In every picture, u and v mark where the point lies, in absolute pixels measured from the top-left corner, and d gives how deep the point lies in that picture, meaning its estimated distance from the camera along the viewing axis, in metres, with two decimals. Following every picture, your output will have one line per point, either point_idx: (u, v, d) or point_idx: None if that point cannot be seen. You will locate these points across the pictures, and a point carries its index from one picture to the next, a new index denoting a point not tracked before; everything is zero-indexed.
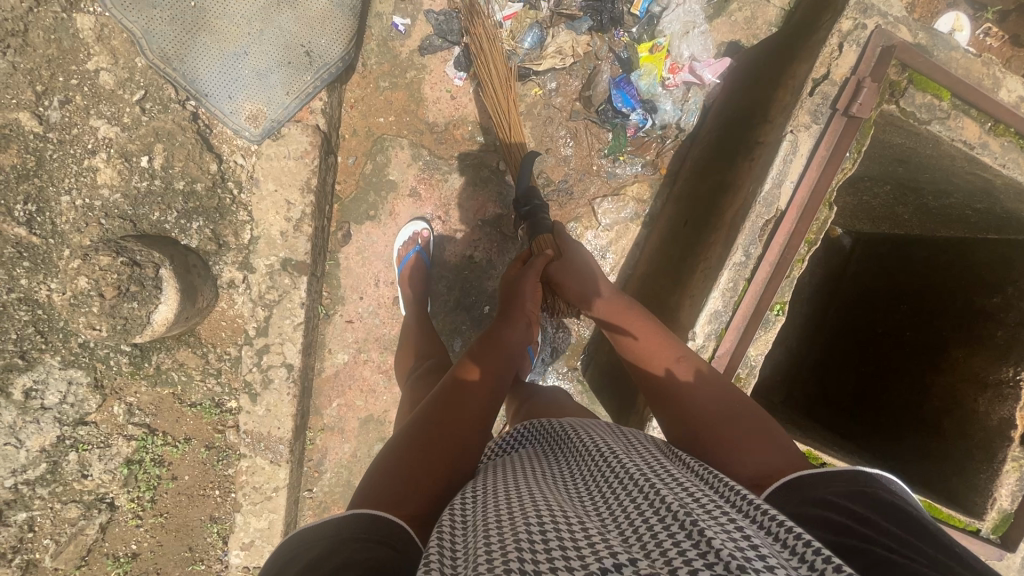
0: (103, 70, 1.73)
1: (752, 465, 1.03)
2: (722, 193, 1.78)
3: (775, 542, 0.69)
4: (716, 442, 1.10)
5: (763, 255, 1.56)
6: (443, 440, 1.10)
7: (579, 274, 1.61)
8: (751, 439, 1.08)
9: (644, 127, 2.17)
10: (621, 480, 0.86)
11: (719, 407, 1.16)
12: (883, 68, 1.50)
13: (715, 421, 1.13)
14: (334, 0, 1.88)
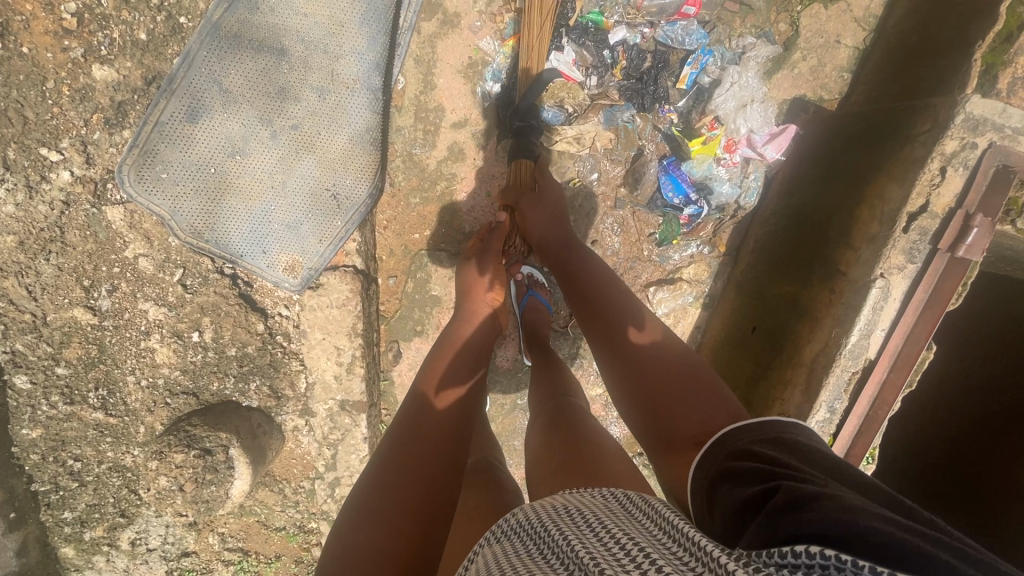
0: (141, 255, 1.71)
1: (694, 417, 1.05)
2: (798, 316, 1.60)
3: (679, 559, 0.63)
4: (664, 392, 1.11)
5: (850, 409, 1.42)
6: (424, 429, 1.12)
7: (549, 208, 1.64)
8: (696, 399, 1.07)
9: (699, 215, 1.97)
10: (558, 549, 0.70)
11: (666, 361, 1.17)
12: (997, 196, 1.26)
13: (657, 369, 1.16)
14: (354, 138, 1.75)
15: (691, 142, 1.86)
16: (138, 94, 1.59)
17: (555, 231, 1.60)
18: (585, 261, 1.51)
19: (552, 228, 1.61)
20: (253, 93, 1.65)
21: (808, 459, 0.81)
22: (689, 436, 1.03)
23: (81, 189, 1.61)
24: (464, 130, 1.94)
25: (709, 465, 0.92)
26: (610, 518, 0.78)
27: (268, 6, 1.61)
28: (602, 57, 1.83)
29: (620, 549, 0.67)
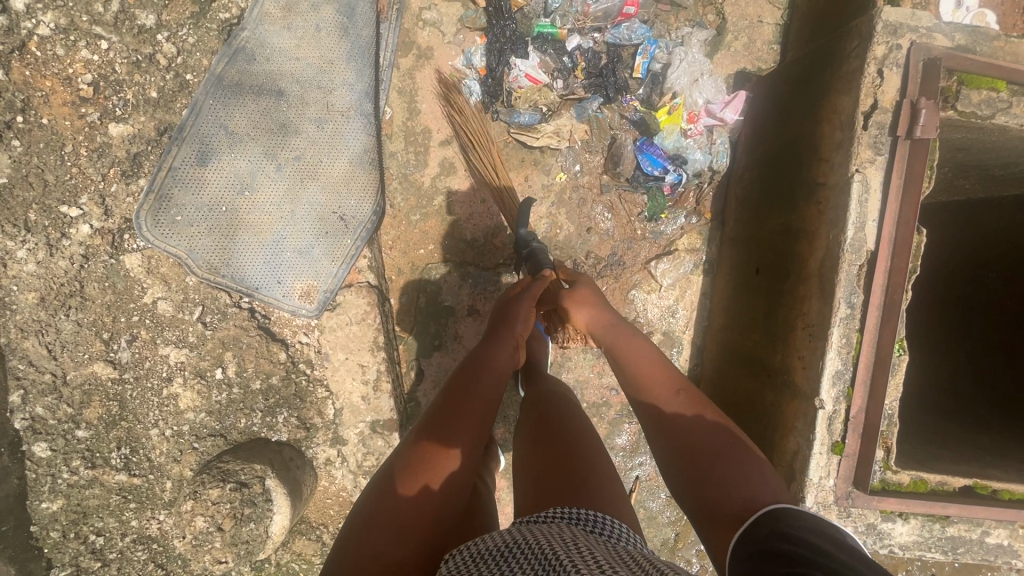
0: (159, 300, 1.74)
1: (737, 493, 1.06)
2: (795, 238, 1.70)
3: None
4: (707, 468, 1.11)
5: (868, 302, 1.49)
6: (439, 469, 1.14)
7: (586, 301, 1.51)
8: (744, 477, 1.07)
9: (680, 182, 2.13)
10: (543, 557, 0.80)
11: (705, 443, 1.15)
12: (933, 81, 1.44)
13: (704, 450, 1.13)
14: (353, 161, 1.89)
15: (659, 116, 2.06)
16: (150, 145, 1.71)
17: (612, 321, 1.47)
18: (636, 342, 1.41)
19: (600, 315, 1.49)
20: (257, 132, 1.80)
21: (827, 538, 0.89)
22: (731, 514, 1.03)
23: (99, 240, 1.67)
24: (451, 146, 2.09)
25: (744, 548, 0.96)
26: (610, 556, 0.84)
27: (264, 56, 1.80)
28: (563, 63, 2.07)
29: (599, 564, 0.78)
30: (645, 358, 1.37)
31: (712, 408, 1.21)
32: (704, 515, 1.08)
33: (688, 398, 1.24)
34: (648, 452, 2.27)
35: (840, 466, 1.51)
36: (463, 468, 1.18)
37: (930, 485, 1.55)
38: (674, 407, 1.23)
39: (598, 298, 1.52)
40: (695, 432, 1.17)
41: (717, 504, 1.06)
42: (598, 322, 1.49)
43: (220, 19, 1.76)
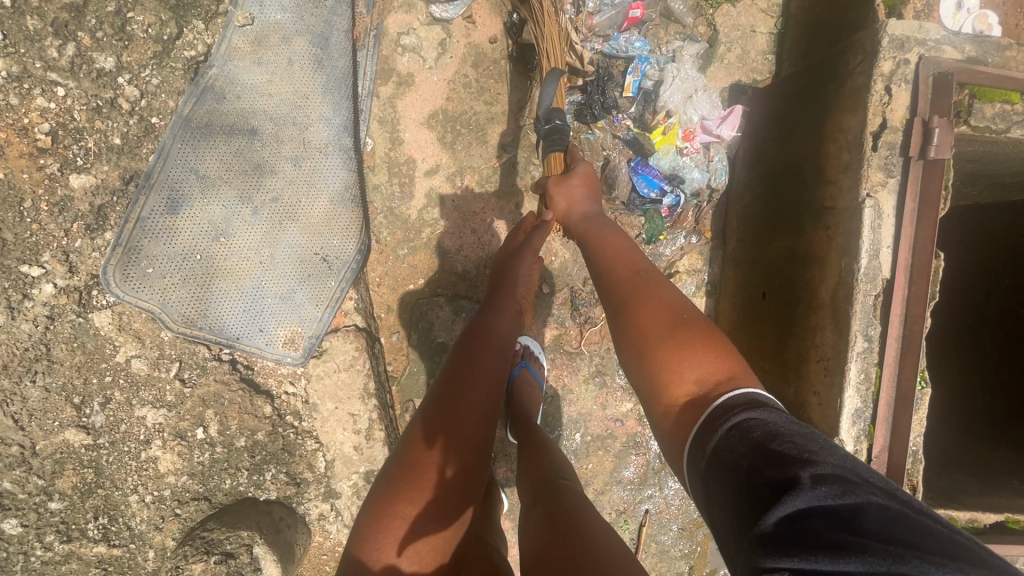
0: (133, 358, 1.64)
1: (695, 368, 0.93)
2: (804, 263, 1.61)
3: None
4: (665, 341, 0.99)
5: (886, 334, 1.40)
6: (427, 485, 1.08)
7: (578, 189, 1.47)
8: (699, 354, 0.94)
9: (678, 204, 2.03)
10: None
11: (671, 313, 1.04)
12: (945, 98, 1.36)
13: (660, 327, 1.02)
14: (333, 199, 1.79)
15: (653, 136, 1.96)
16: (116, 196, 1.61)
17: (586, 211, 1.43)
18: (610, 233, 1.34)
19: (577, 204, 1.46)
20: (229, 175, 1.70)
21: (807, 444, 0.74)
22: (683, 389, 0.91)
23: (65, 299, 1.57)
24: (437, 176, 1.99)
25: (703, 428, 0.83)
26: None
27: (235, 94, 1.71)
28: None
29: None
30: (613, 248, 1.27)
31: (674, 290, 1.09)
32: (657, 388, 0.96)
33: (651, 276, 1.13)
34: (657, 484, 2.18)
35: None
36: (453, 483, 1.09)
37: (959, 522, 1.46)
38: (636, 287, 1.13)
39: (594, 182, 1.50)
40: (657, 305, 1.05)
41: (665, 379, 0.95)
42: (577, 213, 1.46)
43: (186, 57, 1.66)
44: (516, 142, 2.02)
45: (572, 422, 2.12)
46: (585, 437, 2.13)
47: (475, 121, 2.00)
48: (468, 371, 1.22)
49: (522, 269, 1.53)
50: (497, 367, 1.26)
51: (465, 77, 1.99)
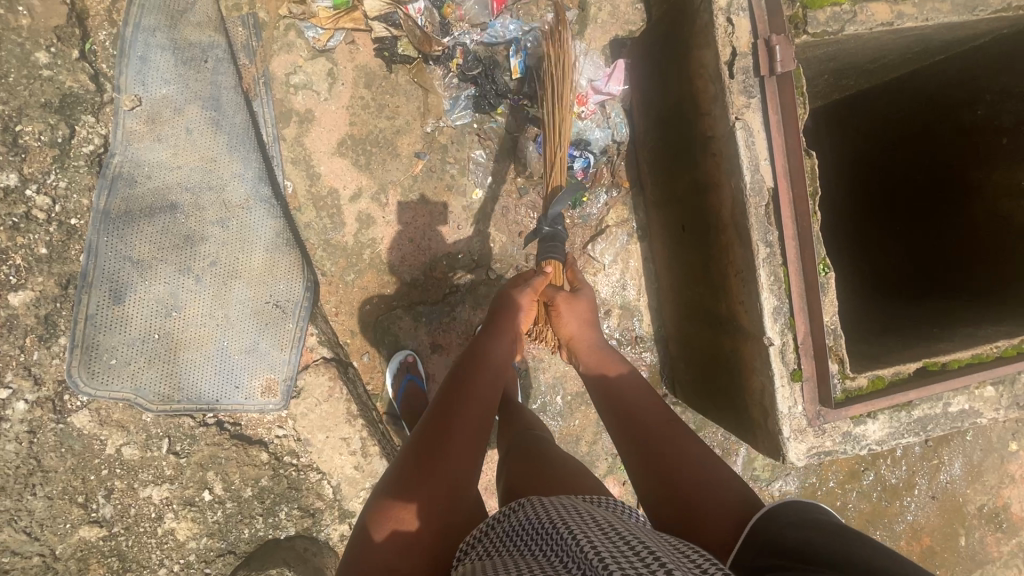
0: (123, 446, 1.72)
1: (719, 512, 1.05)
2: (705, 191, 1.76)
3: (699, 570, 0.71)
4: (695, 483, 1.10)
5: (783, 236, 1.56)
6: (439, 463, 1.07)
7: (583, 313, 1.58)
8: (721, 505, 1.06)
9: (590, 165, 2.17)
10: (568, 547, 0.77)
11: (705, 464, 1.14)
12: (778, 16, 1.50)
13: (689, 465, 1.13)
14: (269, 247, 1.87)
15: None
16: (59, 301, 1.67)
17: (594, 342, 1.54)
18: (619, 361, 1.46)
19: (586, 332, 1.56)
20: (163, 252, 1.77)
21: (807, 527, 0.94)
22: (718, 539, 1.02)
23: (40, 411, 1.63)
24: (362, 199, 2.08)
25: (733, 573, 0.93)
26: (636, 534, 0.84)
27: (144, 175, 1.76)
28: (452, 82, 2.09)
29: (628, 545, 0.77)
30: (626, 383, 1.38)
31: (690, 429, 1.22)
32: (688, 534, 1.06)
33: (669, 418, 1.25)
34: None
35: (803, 391, 1.59)
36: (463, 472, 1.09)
37: (888, 378, 1.61)
38: (661, 425, 1.23)
39: (593, 316, 1.59)
40: (698, 455, 1.16)
41: (699, 524, 1.05)
42: (584, 341, 1.55)
43: (87, 153, 1.72)
44: (427, 148, 2.12)
45: (551, 387, 2.27)
46: (566, 397, 2.28)
47: (383, 138, 2.09)
48: (468, 395, 1.22)
49: (521, 323, 1.49)
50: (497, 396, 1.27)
51: (362, 100, 2.07)
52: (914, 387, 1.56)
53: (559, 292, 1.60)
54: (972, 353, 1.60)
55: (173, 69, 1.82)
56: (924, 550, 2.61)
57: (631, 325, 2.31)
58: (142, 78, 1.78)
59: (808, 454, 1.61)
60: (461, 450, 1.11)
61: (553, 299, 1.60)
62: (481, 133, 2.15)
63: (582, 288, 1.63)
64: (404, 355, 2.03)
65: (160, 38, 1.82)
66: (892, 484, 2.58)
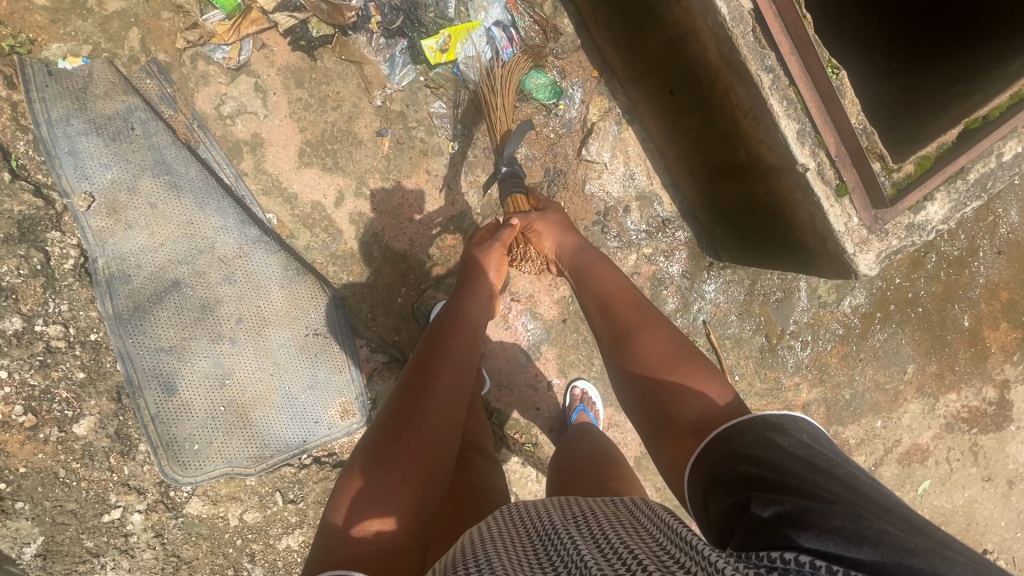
0: (243, 514, 1.77)
1: (697, 404, 1.15)
2: (681, 44, 1.63)
3: (673, 567, 0.75)
4: (673, 374, 1.22)
5: (781, 55, 1.44)
6: (410, 422, 1.15)
7: (558, 224, 1.75)
8: (685, 390, 1.18)
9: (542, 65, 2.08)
10: (566, 550, 0.84)
11: (671, 349, 1.27)
12: None
13: (665, 368, 1.24)
14: (282, 283, 1.82)
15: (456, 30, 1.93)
16: (120, 414, 1.67)
17: (574, 245, 1.70)
18: (607, 270, 1.57)
19: (567, 241, 1.72)
20: (188, 330, 1.73)
21: (817, 465, 0.90)
22: (688, 421, 1.14)
23: (156, 514, 1.67)
24: (347, 200, 2.00)
25: (705, 460, 1.05)
26: (624, 532, 0.89)
27: (134, 266, 1.70)
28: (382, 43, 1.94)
29: (618, 554, 0.80)
30: (608, 281, 1.54)
31: (667, 323, 1.35)
32: (661, 424, 1.19)
33: (652, 312, 1.39)
34: (699, 296, 2.33)
35: (853, 203, 1.52)
36: (447, 433, 1.17)
37: (933, 155, 1.53)
38: (638, 331, 1.35)
39: (569, 226, 1.75)
40: (661, 349, 1.28)
41: (674, 408, 1.18)
42: (566, 249, 1.71)
43: (70, 268, 1.64)
44: (385, 122, 2.00)
45: None
46: None
47: (339, 131, 1.97)
48: (439, 358, 1.31)
49: (491, 277, 1.68)
50: (470, 359, 1.37)
51: (301, 100, 1.94)
52: (963, 151, 1.48)
53: (532, 218, 1.76)
54: (1009, 95, 1.49)
55: (105, 149, 1.70)
56: (1004, 303, 2.62)
57: (653, 211, 2.25)
58: (81, 171, 1.67)
59: (879, 261, 1.57)
60: (437, 422, 1.17)
61: (528, 225, 1.77)
62: (432, 84, 2.02)
63: (547, 209, 1.80)
64: (444, 306, 2.03)
65: (77, 123, 1.69)
66: (956, 257, 2.55)
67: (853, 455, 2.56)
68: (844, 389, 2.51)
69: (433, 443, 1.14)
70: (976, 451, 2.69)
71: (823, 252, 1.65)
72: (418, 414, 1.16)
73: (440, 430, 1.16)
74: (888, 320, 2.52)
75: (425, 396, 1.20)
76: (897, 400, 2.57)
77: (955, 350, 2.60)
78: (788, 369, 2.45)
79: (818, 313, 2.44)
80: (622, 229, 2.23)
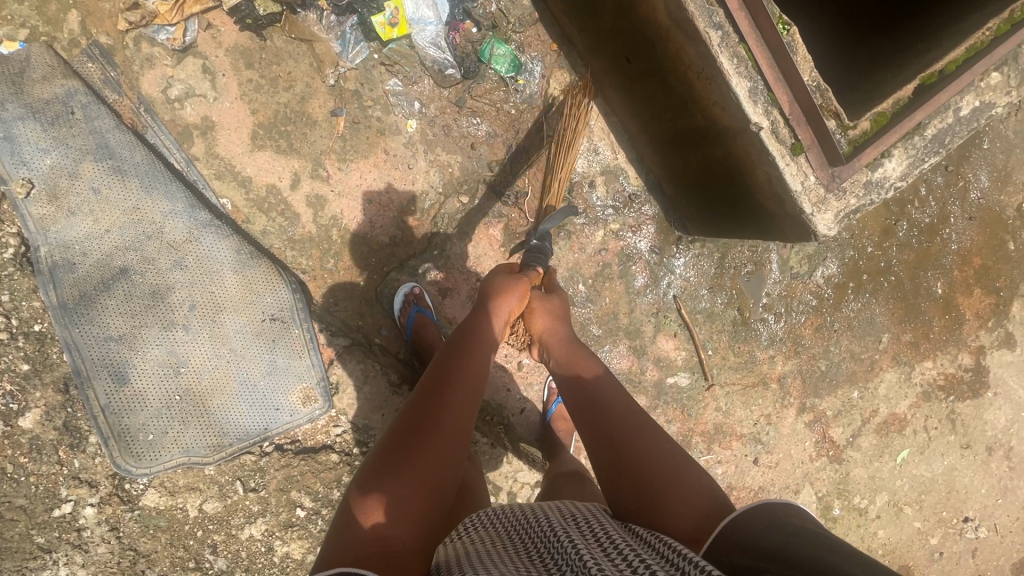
0: (203, 504, 1.72)
1: (685, 514, 1.08)
2: (632, 7, 1.60)
3: (667, 566, 0.88)
4: (668, 477, 1.14)
5: (729, 12, 1.41)
6: (423, 435, 1.14)
7: (553, 308, 1.69)
8: (675, 500, 1.10)
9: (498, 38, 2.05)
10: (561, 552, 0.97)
11: (663, 457, 1.19)
12: None
13: (661, 467, 1.16)
14: (236, 268, 1.77)
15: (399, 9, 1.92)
16: (68, 405, 1.62)
17: (564, 335, 1.62)
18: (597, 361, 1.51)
19: (556, 327, 1.65)
20: (138, 319, 1.68)
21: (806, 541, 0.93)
22: (682, 534, 1.06)
23: (110, 508, 1.63)
24: (303, 182, 1.95)
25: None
26: (620, 539, 1.01)
27: (79, 253, 1.64)
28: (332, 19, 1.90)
29: (616, 554, 0.93)
30: (600, 379, 1.46)
31: (663, 431, 1.26)
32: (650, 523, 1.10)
33: (643, 417, 1.30)
34: (669, 270, 2.30)
35: (809, 161, 1.49)
36: (456, 452, 1.18)
37: (889, 113, 1.50)
38: (631, 425, 1.26)
39: (565, 310, 1.70)
40: (657, 450, 1.20)
41: (661, 515, 1.09)
42: (558, 336, 1.63)
43: (9, 256, 1.59)
44: (340, 102, 1.96)
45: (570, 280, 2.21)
46: (587, 283, 2.22)
47: (292, 112, 1.93)
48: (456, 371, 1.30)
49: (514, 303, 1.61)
50: (483, 376, 1.34)
51: (252, 82, 1.89)
52: (919, 106, 1.45)
53: (534, 295, 1.72)
54: (966, 48, 1.46)
55: (44, 134, 1.65)
56: (977, 270, 2.61)
57: (619, 186, 2.22)
58: (19, 158, 1.62)
59: (837, 221, 1.55)
60: (448, 439, 1.17)
61: (528, 303, 1.72)
62: (386, 61, 1.98)
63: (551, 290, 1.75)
64: (408, 288, 1.99)
65: (14, 108, 1.63)
66: (927, 224, 2.54)
67: (831, 426, 2.55)
68: (820, 360, 2.49)
69: (445, 459, 1.14)
70: (954, 419, 2.69)
71: (783, 215, 1.63)
72: (433, 429, 1.16)
73: (451, 449, 1.17)
74: (861, 290, 2.50)
75: (438, 414, 1.19)
76: (873, 370, 2.56)
77: (930, 318, 2.59)
78: (762, 342, 2.43)
79: (790, 284, 2.42)
80: (588, 205, 2.20)
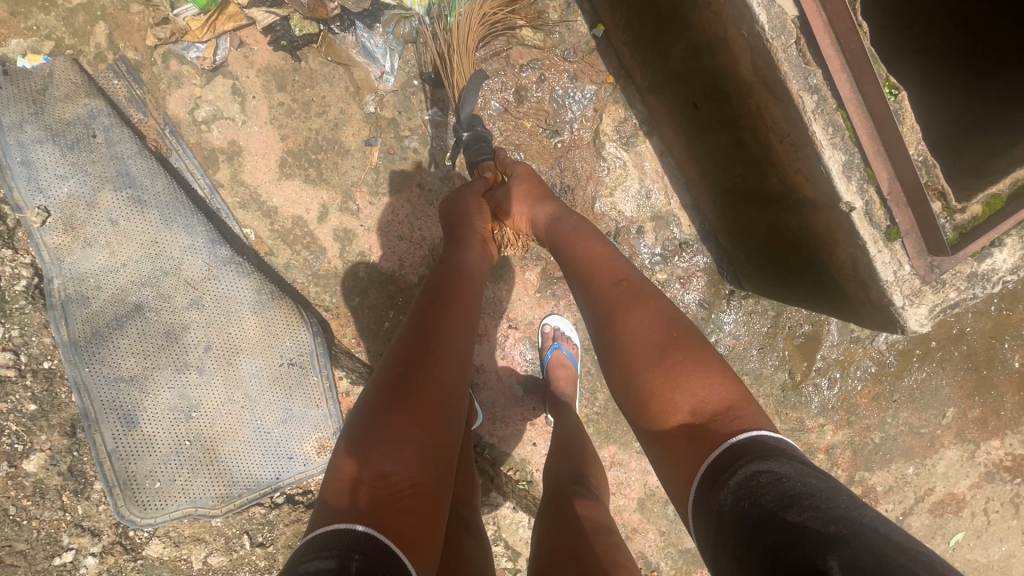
0: (208, 557, 1.65)
1: (698, 390, 0.97)
2: (709, 54, 1.41)
3: None
4: (663, 366, 1.02)
5: (828, 73, 1.21)
6: (419, 353, 1.01)
7: (526, 197, 1.54)
8: (691, 372, 0.99)
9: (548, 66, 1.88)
10: None
11: (659, 334, 1.06)
12: None
13: (661, 347, 1.04)
14: (256, 307, 1.66)
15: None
16: (74, 449, 1.55)
17: (546, 212, 1.47)
18: (584, 242, 1.33)
19: (536, 212, 1.49)
20: (150, 359, 1.59)
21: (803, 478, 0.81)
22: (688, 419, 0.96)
23: (113, 557, 1.57)
24: (331, 215, 1.81)
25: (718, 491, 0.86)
26: None
27: (92, 288, 1.56)
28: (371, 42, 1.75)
29: None
30: (589, 249, 1.30)
31: (660, 300, 1.13)
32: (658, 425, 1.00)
33: (637, 288, 1.16)
34: (717, 327, 2.11)
35: (906, 248, 1.29)
36: (460, 370, 1.05)
37: (1004, 195, 1.29)
38: (627, 297, 1.14)
39: (540, 189, 1.54)
40: (653, 329, 1.07)
41: (672, 403, 0.99)
42: (540, 220, 1.48)
43: (23, 291, 1.52)
44: (375, 130, 1.81)
45: None
46: None
47: (323, 139, 1.79)
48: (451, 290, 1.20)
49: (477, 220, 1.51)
50: (472, 296, 1.24)
51: (283, 105, 1.76)
52: None
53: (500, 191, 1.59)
54: None
55: (62, 159, 1.55)
56: None
57: (669, 233, 2.03)
58: (35, 184, 1.53)
59: (931, 316, 1.34)
60: (445, 350, 1.04)
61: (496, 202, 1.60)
62: (427, 88, 1.83)
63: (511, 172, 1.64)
64: None
65: (32, 130, 1.54)
66: (1010, 290, 2.29)
67: (880, 503, 2.34)
68: (874, 433, 2.28)
69: (449, 378, 1.01)
70: (1019, 503, 2.43)
71: (866, 302, 1.43)
72: (435, 356, 1.01)
73: (450, 357, 1.04)
74: (927, 358, 2.27)
75: (426, 335, 1.05)
76: (933, 446, 2.33)
77: (1002, 394, 2.35)
78: (812, 410, 2.23)
79: (849, 349, 2.21)
80: (634, 252, 2.02)
